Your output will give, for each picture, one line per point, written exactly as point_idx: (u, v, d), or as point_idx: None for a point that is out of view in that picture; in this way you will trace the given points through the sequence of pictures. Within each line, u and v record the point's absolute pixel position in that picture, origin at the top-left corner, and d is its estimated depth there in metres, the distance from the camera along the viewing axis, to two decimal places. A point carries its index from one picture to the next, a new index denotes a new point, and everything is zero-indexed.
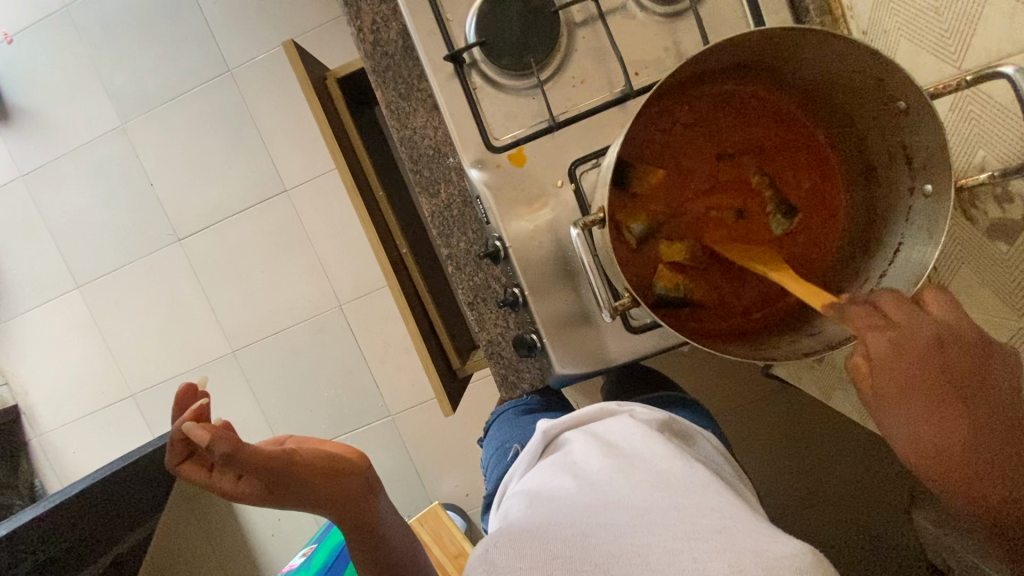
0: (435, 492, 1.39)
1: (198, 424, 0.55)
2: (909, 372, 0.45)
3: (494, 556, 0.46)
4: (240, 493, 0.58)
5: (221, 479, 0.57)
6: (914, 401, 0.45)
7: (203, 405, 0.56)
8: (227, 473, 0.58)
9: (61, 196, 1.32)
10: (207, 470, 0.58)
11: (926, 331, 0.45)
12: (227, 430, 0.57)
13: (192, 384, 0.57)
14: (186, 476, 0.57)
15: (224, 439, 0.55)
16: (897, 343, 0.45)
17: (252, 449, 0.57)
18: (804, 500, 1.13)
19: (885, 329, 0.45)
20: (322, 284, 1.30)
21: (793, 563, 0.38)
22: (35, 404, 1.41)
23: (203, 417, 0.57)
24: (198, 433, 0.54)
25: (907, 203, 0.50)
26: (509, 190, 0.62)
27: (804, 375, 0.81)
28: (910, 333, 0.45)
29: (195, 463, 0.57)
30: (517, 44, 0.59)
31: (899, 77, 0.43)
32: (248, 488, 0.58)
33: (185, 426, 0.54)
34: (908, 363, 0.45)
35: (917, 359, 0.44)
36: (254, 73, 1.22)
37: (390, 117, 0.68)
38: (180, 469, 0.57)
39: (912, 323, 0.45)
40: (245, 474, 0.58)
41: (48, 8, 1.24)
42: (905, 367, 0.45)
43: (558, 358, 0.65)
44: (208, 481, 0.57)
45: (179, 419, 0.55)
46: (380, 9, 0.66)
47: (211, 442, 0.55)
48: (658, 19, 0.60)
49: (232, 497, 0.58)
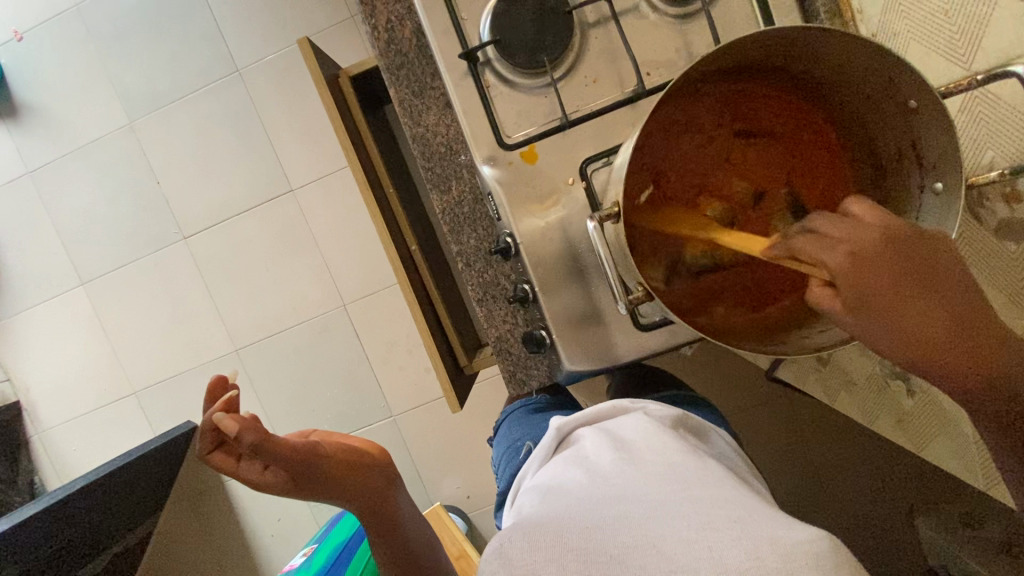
0: (436, 494, 1.38)
1: (228, 415, 0.56)
2: (881, 279, 0.44)
3: (508, 550, 0.46)
4: (266, 483, 0.59)
5: (249, 469, 0.59)
6: (886, 300, 0.44)
7: (232, 396, 0.57)
8: (254, 462, 0.59)
9: (67, 192, 1.32)
10: (235, 459, 0.59)
11: (875, 232, 0.45)
12: (255, 422, 0.57)
13: (222, 376, 0.58)
14: (215, 465, 0.58)
15: (252, 430, 0.56)
16: (857, 254, 0.45)
17: (280, 440, 0.58)
18: (812, 504, 1.13)
19: (839, 244, 0.46)
20: (327, 283, 1.30)
21: (809, 549, 0.39)
22: (36, 401, 1.41)
23: (232, 407, 0.58)
24: (228, 423, 0.55)
25: (918, 200, 0.51)
26: (521, 187, 0.63)
27: (809, 378, 0.79)
28: (860, 243, 0.45)
29: (223, 454, 0.58)
30: (531, 43, 0.60)
31: (910, 77, 0.44)
32: (275, 479, 0.59)
33: (215, 417, 0.55)
34: (872, 266, 0.44)
35: (876, 260, 0.44)
36: (264, 72, 1.23)
37: (403, 115, 0.69)
38: (207, 459, 0.58)
39: (859, 233, 0.46)
40: (271, 465, 0.58)
41: (59, 7, 1.25)
42: (872, 270, 0.44)
43: (568, 354, 0.65)
44: (235, 470, 0.59)
45: (210, 410, 0.56)
46: (395, 8, 0.67)
47: (240, 433, 0.56)
48: (670, 20, 0.61)
49: (259, 488, 0.59)
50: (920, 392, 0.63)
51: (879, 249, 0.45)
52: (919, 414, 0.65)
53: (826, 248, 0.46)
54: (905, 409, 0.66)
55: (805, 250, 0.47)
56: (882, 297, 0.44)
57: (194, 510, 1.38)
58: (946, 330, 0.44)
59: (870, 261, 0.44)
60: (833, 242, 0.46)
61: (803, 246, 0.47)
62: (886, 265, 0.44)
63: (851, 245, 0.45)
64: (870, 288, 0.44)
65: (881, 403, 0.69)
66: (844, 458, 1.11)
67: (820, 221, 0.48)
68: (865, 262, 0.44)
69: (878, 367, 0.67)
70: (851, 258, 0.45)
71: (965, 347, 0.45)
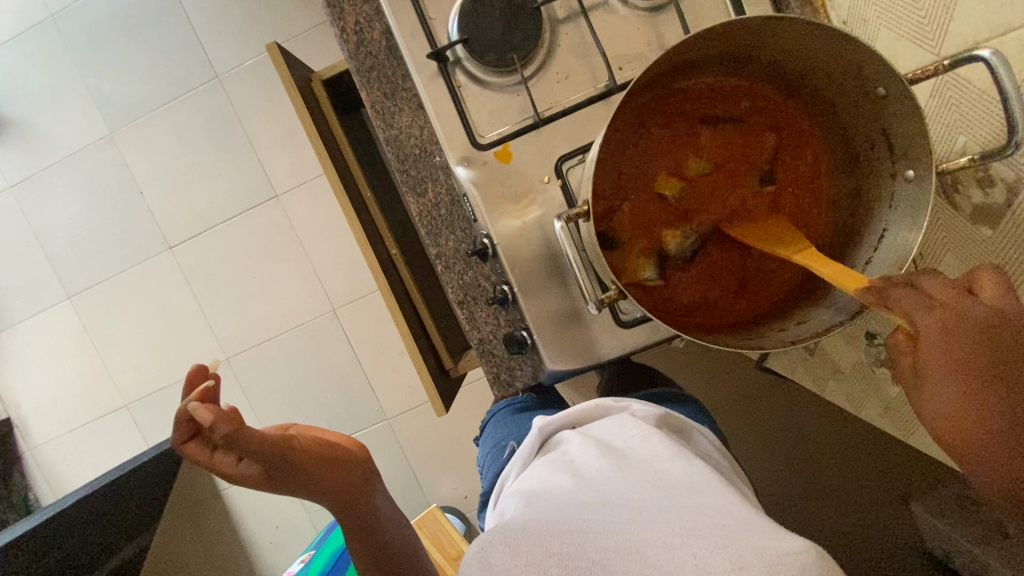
0: (433, 495, 1.38)
1: (203, 405, 0.58)
2: (958, 349, 0.43)
3: (489, 555, 0.45)
4: (241, 474, 0.60)
5: (223, 459, 0.60)
6: (945, 368, 0.44)
7: (208, 386, 0.59)
8: (228, 454, 0.60)
9: (50, 205, 1.31)
10: (210, 449, 0.60)
11: (977, 313, 0.43)
12: (230, 413, 0.59)
13: (202, 366, 0.60)
14: (190, 455, 0.60)
15: (226, 421, 0.57)
16: (946, 324, 0.43)
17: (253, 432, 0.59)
18: (806, 493, 1.13)
19: (932, 310, 0.44)
20: (314, 288, 1.29)
21: (795, 560, 0.38)
22: (28, 418, 1.40)
23: (207, 398, 0.59)
24: (201, 413, 0.56)
25: (890, 189, 0.50)
26: (496, 187, 0.62)
27: (798, 368, 0.80)
28: (955, 313, 0.43)
29: (198, 443, 0.60)
30: (499, 41, 0.59)
31: (878, 65, 0.43)
32: (248, 470, 0.60)
33: (190, 407, 0.57)
34: (955, 344, 0.43)
35: (966, 341, 0.43)
36: (242, 78, 1.22)
37: (375, 118, 0.68)
38: (184, 448, 0.60)
39: (959, 303, 0.44)
40: (244, 456, 0.60)
41: (34, 19, 1.24)
42: (954, 347, 0.43)
43: (549, 354, 0.65)
44: (211, 460, 0.60)
45: (186, 400, 0.58)
46: (363, 9, 0.66)
47: (213, 423, 0.57)
48: (641, 13, 0.60)
49: (233, 479, 0.60)
50: None
51: (974, 329, 0.43)
52: (901, 403, 0.64)
53: (921, 305, 0.44)
54: (891, 397, 0.65)
55: (901, 303, 0.45)
56: (952, 378, 0.44)
57: (191, 520, 1.38)
58: (984, 430, 0.43)
59: (960, 334, 0.43)
60: (930, 300, 0.44)
61: (896, 296, 0.45)
62: (976, 343, 0.43)
63: (943, 314, 0.44)
64: (945, 360, 0.44)
65: (868, 391, 0.68)
66: (837, 445, 1.11)
67: (927, 280, 0.45)
68: (952, 332, 0.43)
69: (863, 355, 0.67)
70: (938, 322, 0.44)
71: (995, 456, 0.42)
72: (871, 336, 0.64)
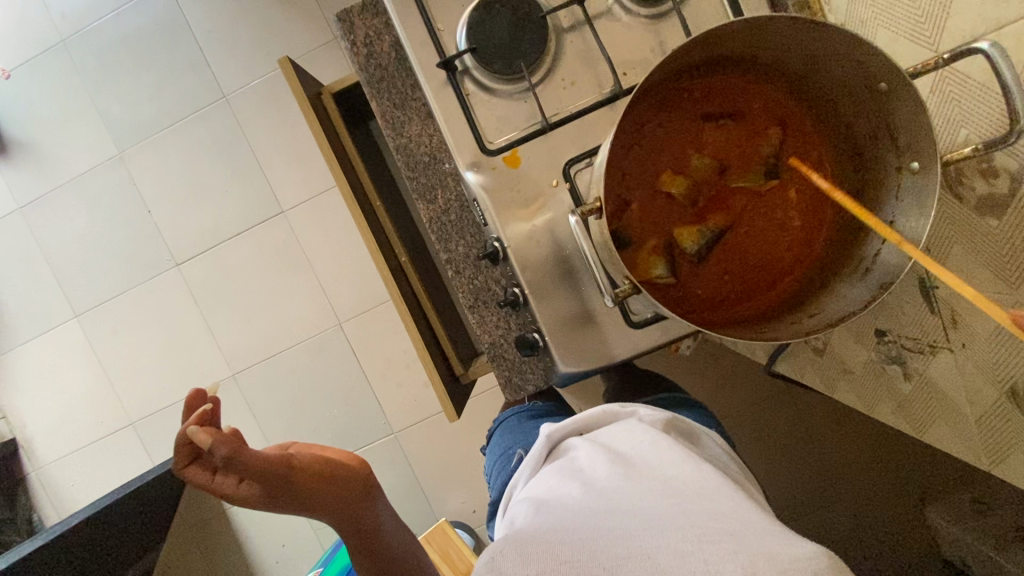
0: (441, 510, 1.37)
1: (201, 428, 0.57)
2: None
3: (500, 563, 0.45)
4: (241, 495, 0.60)
5: (224, 481, 0.60)
6: None
7: (206, 410, 0.58)
8: (229, 476, 0.60)
9: (59, 224, 1.33)
10: (210, 472, 0.60)
11: None
12: (229, 435, 0.58)
13: (200, 390, 0.60)
14: (190, 479, 0.59)
15: (225, 442, 0.57)
16: None
17: (252, 453, 0.59)
18: (819, 498, 1.12)
19: None
20: (321, 303, 1.30)
21: (810, 565, 0.38)
22: (33, 439, 1.40)
23: (206, 421, 0.59)
24: (200, 437, 0.56)
25: (896, 181, 0.51)
26: (505, 191, 0.63)
27: (807, 369, 0.80)
28: None
29: (198, 467, 0.59)
30: (507, 49, 0.61)
31: (880, 60, 0.44)
32: (248, 491, 0.60)
33: (189, 430, 0.57)
34: None
35: None
36: (250, 96, 1.24)
37: (385, 127, 0.69)
38: (184, 472, 0.59)
39: None
40: (245, 477, 0.59)
41: (46, 43, 1.27)
42: None
43: (561, 356, 0.65)
44: (211, 482, 0.60)
45: (185, 424, 0.57)
46: (373, 23, 0.68)
47: (213, 446, 0.57)
48: (644, 20, 0.62)
49: (234, 500, 0.60)
50: (917, 378, 0.63)
51: None
52: (914, 400, 0.64)
53: None
54: (902, 394, 0.66)
55: None
56: None
57: (196, 539, 1.36)
58: None
59: None
60: None
61: None
62: None
63: None
64: None
65: (878, 389, 0.68)
66: (849, 450, 1.10)
67: None
68: None
69: (873, 353, 0.67)
70: None
71: None
72: (880, 333, 0.65)
